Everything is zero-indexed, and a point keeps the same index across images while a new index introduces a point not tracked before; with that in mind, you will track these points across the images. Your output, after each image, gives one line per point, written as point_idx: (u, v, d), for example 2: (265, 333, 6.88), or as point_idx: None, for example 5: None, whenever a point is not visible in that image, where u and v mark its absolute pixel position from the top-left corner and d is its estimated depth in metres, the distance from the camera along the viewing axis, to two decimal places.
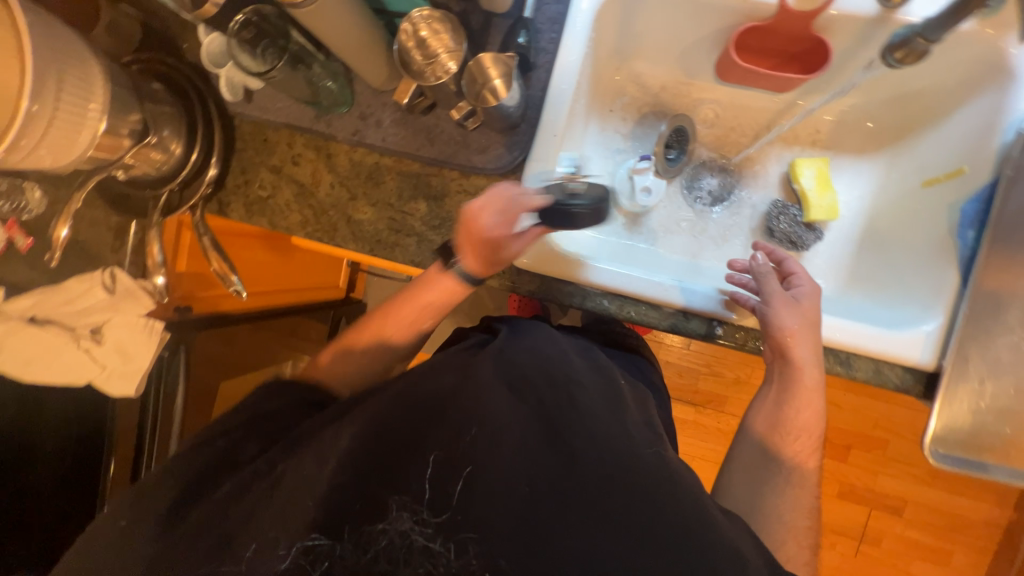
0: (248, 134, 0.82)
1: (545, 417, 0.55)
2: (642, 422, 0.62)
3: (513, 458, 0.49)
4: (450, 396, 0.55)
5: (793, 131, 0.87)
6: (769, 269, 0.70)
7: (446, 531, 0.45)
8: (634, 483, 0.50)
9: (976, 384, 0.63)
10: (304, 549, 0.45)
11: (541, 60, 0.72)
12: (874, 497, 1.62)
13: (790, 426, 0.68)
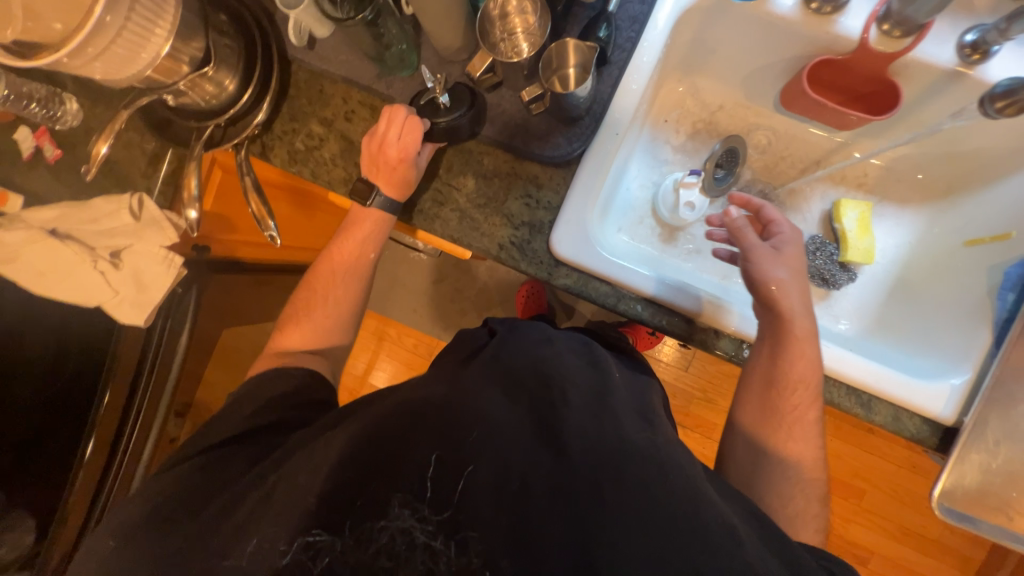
0: (303, 83, 0.81)
1: (538, 410, 0.55)
2: (633, 399, 0.62)
3: (503, 456, 0.50)
4: (453, 401, 0.56)
5: (841, 171, 0.88)
6: (746, 222, 0.71)
7: (447, 529, 0.47)
8: (628, 474, 0.49)
9: (992, 446, 0.63)
10: (304, 545, 0.47)
11: (616, 56, 0.71)
12: (843, 544, 1.64)
13: (787, 405, 0.68)
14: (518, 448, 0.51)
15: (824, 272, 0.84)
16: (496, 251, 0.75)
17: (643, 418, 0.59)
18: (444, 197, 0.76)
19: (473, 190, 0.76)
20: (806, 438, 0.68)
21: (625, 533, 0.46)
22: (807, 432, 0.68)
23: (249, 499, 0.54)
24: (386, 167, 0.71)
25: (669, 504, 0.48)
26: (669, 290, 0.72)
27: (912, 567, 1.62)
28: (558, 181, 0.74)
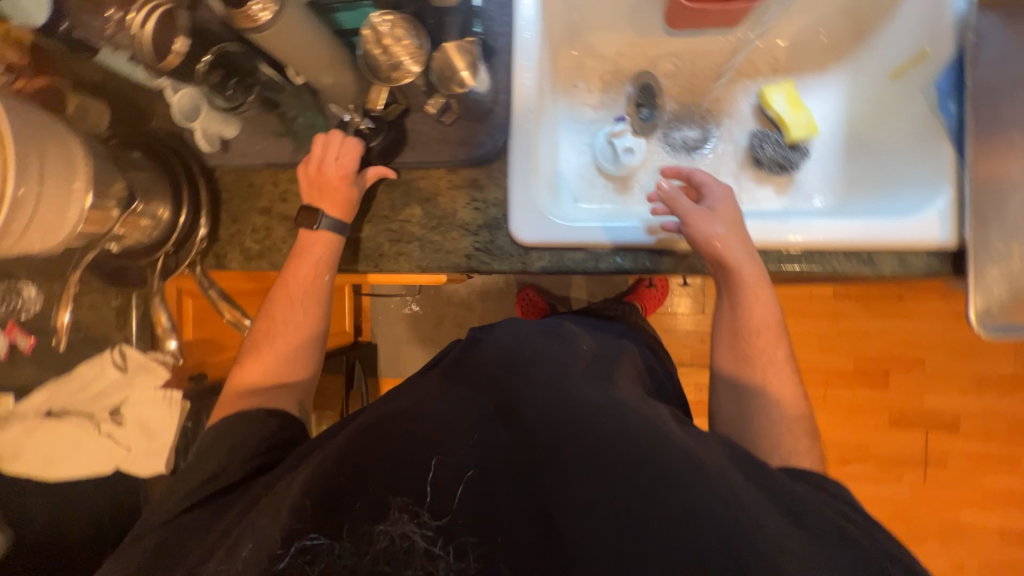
0: (233, 184, 0.82)
1: (502, 402, 0.56)
2: (588, 366, 0.64)
3: (481, 454, 0.50)
4: (424, 414, 0.55)
5: (752, 64, 0.90)
6: (678, 192, 0.71)
7: (446, 533, 0.45)
8: (607, 438, 0.49)
9: (1002, 249, 0.64)
10: (303, 549, 0.45)
11: (500, 44, 0.74)
12: (924, 418, 1.62)
13: (753, 344, 0.68)
14: (496, 444, 0.51)
15: (777, 159, 0.85)
16: (466, 261, 0.76)
17: (597, 381, 0.60)
18: (399, 232, 0.78)
19: (423, 216, 0.77)
20: (777, 365, 0.68)
21: (612, 508, 0.45)
22: (781, 368, 0.68)
23: (222, 546, 0.50)
24: (329, 187, 0.71)
25: (643, 455, 0.48)
26: (626, 237, 0.72)
27: (999, 412, 1.59)
28: (496, 176, 0.75)
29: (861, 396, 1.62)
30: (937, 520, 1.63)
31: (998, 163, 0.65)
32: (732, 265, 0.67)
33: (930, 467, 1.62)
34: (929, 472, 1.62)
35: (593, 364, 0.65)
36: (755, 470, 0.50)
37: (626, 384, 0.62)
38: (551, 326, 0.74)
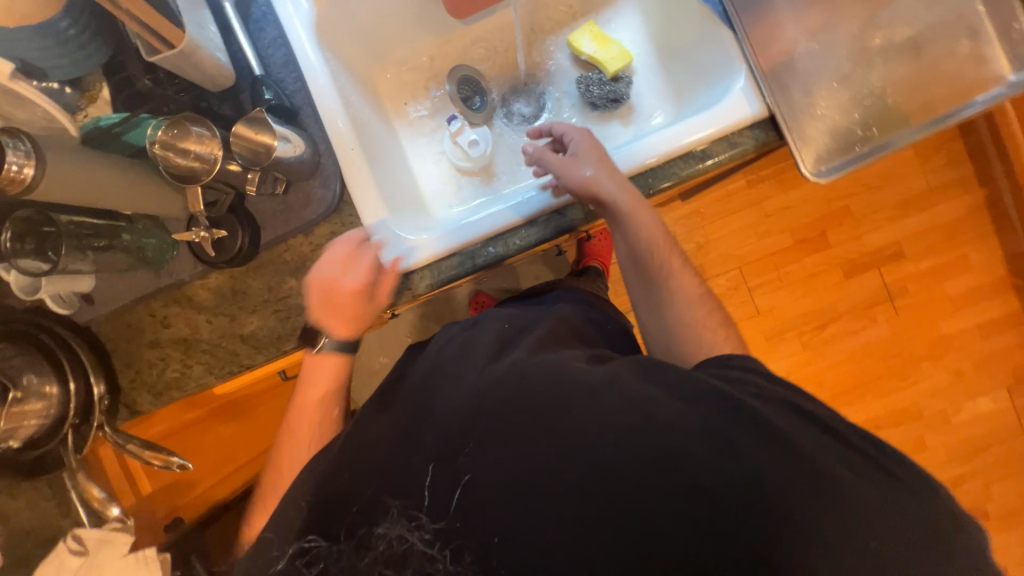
0: (113, 330, 0.81)
1: (411, 429, 0.56)
2: (494, 340, 0.62)
3: (492, 464, 0.51)
4: (422, 418, 0.56)
5: (553, 20, 0.93)
6: (543, 148, 0.74)
7: (444, 539, 0.50)
8: (516, 403, 0.53)
9: (806, 100, 0.68)
10: (303, 550, 0.53)
11: (299, 100, 0.75)
12: (873, 257, 1.68)
13: (655, 262, 0.69)
14: (428, 447, 0.53)
15: (606, 95, 0.88)
16: None
17: (496, 356, 0.59)
18: (286, 309, 0.77)
19: (300, 286, 0.77)
20: (678, 272, 0.69)
21: (547, 463, 0.50)
22: (684, 275, 0.69)
23: None
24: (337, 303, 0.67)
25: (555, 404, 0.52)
26: (533, 205, 0.74)
27: (933, 223, 1.66)
28: (350, 221, 0.76)
29: (811, 262, 1.67)
30: (924, 341, 1.68)
31: (771, 27, 0.69)
32: (608, 197, 0.67)
33: (898, 299, 1.67)
34: (900, 303, 1.68)
35: (500, 335, 0.63)
36: (658, 368, 0.55)
37: (532, 342, 0.60)
38: (457, 323, 0.68)
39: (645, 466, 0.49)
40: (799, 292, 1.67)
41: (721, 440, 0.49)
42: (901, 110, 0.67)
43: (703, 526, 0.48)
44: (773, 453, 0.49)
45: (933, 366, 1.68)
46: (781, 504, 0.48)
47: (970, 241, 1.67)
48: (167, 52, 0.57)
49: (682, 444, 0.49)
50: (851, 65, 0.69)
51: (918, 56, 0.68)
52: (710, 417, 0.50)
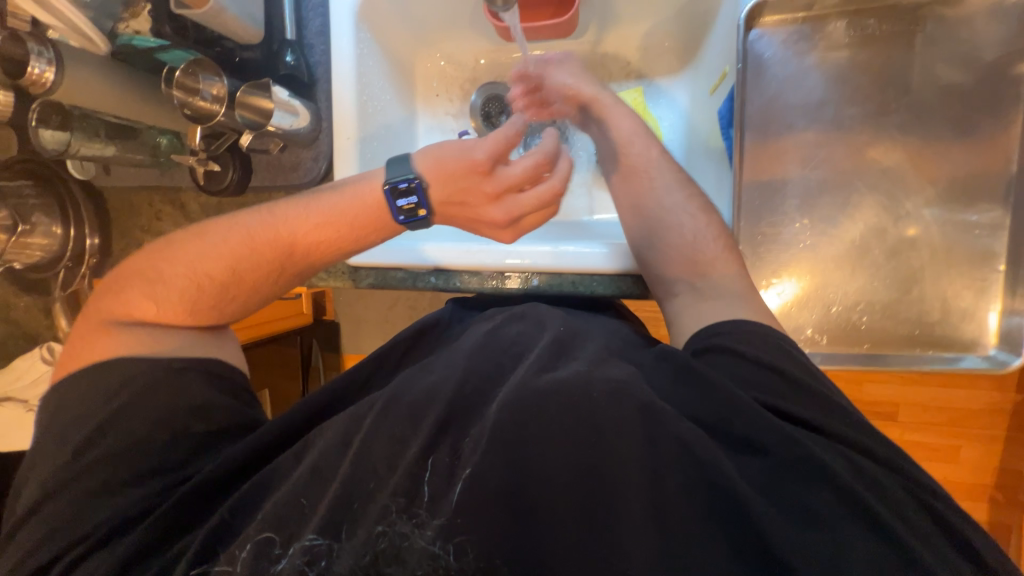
0: (117, 202, 0.92)
1: (458, 402, 0.50)
2: (548, 344, 0.56)
3: (549, 455, 0.45)
4: (456, 401, 0.51)
5: (606, 69, 0.88)
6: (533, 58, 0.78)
7: (447, 534, 0.43)
8: (567, 407, 0.47)
9: (768, 282, 0.66)
10: (304, 551, 0.44)
11: (319, 74, 0.78)
12: (863, 407, 1.36)
13: (634, 153, 0.71)
14: (476, 435, 0.47)
15: None
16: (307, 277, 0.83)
17: (541, 365, 0.52)
18: None
19: None
20: (669, 176, 0.69)
21: (575, 463, 0.44)
22: (664, 165, 0.70)
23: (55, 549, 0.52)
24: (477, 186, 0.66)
25: (603, 412, 0.46)
26: (590, 261, 0.71)
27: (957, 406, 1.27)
28: None
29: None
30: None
31: (774, 192, 0.65)
32: (591, 97, 0.75)
33: None
34: None
35: (553, 340, 0.56)
36: (711, 412, 0.47)
37: (590, 354, 0.54)
38: (514, 315, 0.63)
39: (710, 516, 0.42)
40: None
41: (784, 496, 0.42)
42: (862, 331, 0.64)
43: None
44: (863, 533, 0.40)
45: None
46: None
47: (979, 434, 1.31)
48: (191, 11, 0.61)
49: (758, 513, 0.41)
50: (835, 266, 0.64)
51: (908, 290, 0.63)
52: (797, 492, 0.42)
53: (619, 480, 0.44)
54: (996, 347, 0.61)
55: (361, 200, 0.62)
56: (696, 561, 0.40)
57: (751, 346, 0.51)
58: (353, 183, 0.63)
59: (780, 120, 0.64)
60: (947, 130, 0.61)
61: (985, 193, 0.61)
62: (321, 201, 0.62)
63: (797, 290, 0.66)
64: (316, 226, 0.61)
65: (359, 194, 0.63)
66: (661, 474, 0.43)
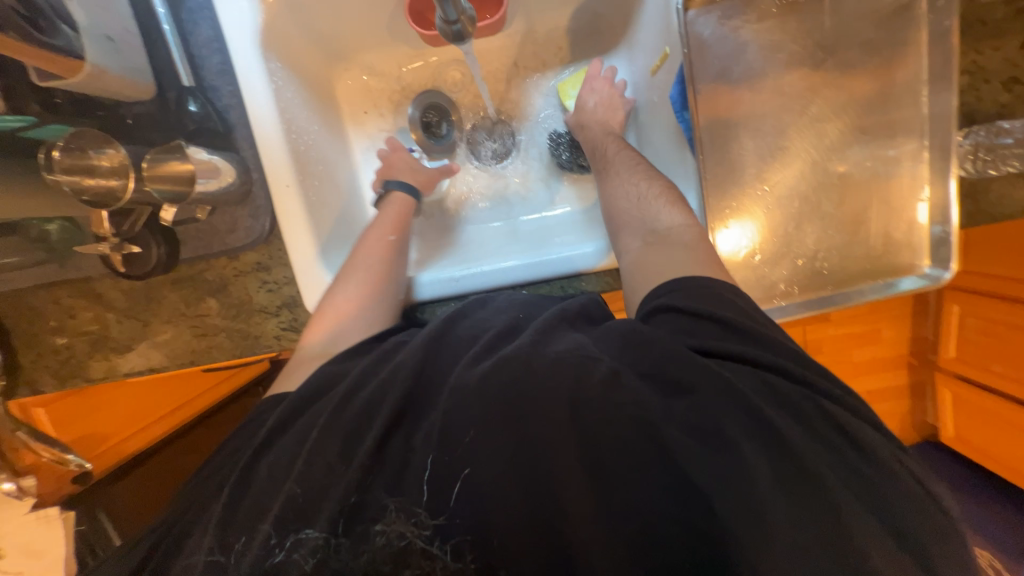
0: (13, 310, 0.77)
1: (410, 397, 0.49)
2: (500, 329, 0.55)
3: (483, 439, 0.43)
4: (419, 385, 0.50)
5: (539, 57, 0.86)
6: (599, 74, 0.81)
7: (444, 533, 0.42)
8: (509, 385, 0.46)
9: (742, 244, 0.70)
10: (296, 543, 0.42)
11: (233, 117, 0.68)
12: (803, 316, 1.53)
13: (597, 153, 0.75)
14: (430, 426, 0.46)
15: (571, 161, 0.86)
16: (276, 342, 0.76)
17: (490, 348, 0.52)
18: (202, 327, 0.76)
19: (220, 307, 0.75)
20: (626, 162, 0.70)
21: (511, 443, 0.43)
22: (623, 158, 0.71)
23: None
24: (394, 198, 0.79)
25: (553, 383, 0.45)
26: (575, 265, 0.71)
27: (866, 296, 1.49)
28: (278, 255, 0.74)
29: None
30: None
31: (733, 163, 0.68)
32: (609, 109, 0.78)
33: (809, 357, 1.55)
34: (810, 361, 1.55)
35: (507, 324, 0.57)
36: (645, 350, 0.48)
37: (537, 329, 0.52)
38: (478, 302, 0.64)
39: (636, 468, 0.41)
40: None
41: (719, 441, 0.41)
42: (825, 275, 0.70)
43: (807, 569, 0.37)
44: (773, 466, 0.40)
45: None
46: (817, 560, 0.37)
47: (889, 315, 1.54)
48: (63, 82, 0.49)
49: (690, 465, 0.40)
50: (794, 223, 0.70)
51: (856, 231, 0.70)
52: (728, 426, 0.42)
53: (549, 460, 0.42)
54: (928, 265, 0.69)
55: (382, 246, 0.71)
56: (625, 525, 0.40)
57: (719, 307, 0.50)
58: (375, 235, 0.72)
59: (726, 95, 0.67)
60: (868, 80, 0.67)
61: (905, 131, 0.68)
62: (361, 261, 0.69)
63: (755, 233, 0.70)
64: (366, 283, 0.67)
65: (375, 240, 0.71)
66: (594, 438, 0.43)
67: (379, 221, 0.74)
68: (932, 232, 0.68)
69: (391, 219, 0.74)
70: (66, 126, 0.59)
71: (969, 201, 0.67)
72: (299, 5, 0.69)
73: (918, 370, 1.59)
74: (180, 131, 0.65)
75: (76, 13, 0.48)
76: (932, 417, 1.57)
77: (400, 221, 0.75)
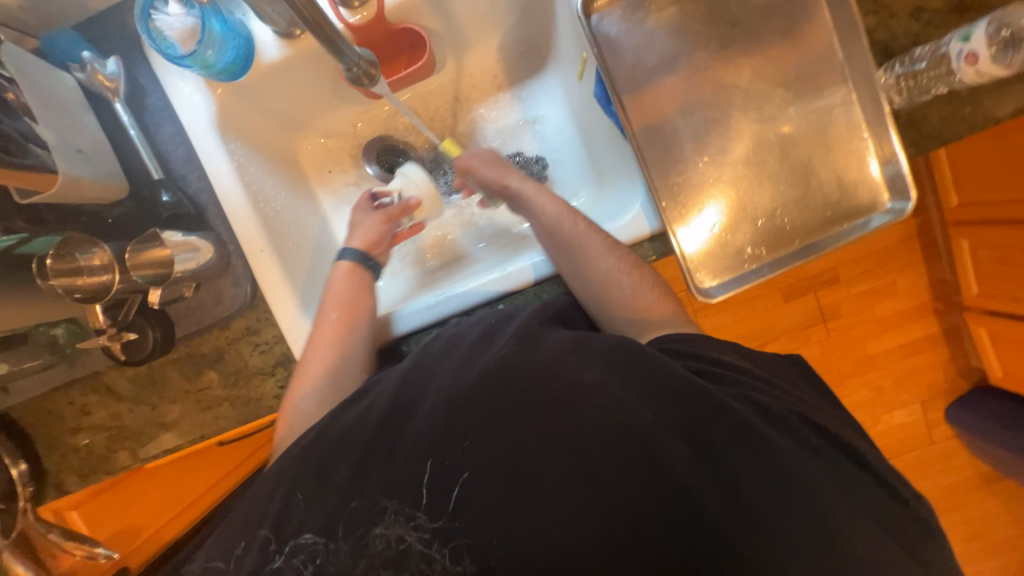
0: (32, 418, 0.81)
1: (398, 415, 0.54)
2: (477, 337, 0.60)
3: (483, 446, 0.50)
4: (408, 401, 0.55)
5: (478, 88, 0.92)
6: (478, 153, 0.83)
7: (441, 535, 0.48)
8: (499, 401, 0.51)
9: (698, 218, 0.71)
10: (297, 547, 0.50)
11: (204, 198, 0.74)
12: (810, 282, 1.43)
13: (561, 230, 0.71)
14: (419, 437, 0.52)
15: (522, 175, 0.91)
16: (277, 401, 0.78)
17: (471, 358, 0.57)
18: (206, 399, 0.79)
19: (219, 377, 0.78)
20: (596, 239, 0.70)
21: (511, 459, 0.49)
22: (589, 234, 0.70)
23: None
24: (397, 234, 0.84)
25: (543, 396, 0.51)
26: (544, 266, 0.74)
27: (869, 250, 1.42)
28: (265, 317, 0.77)
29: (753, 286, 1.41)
30: (850, 358, 1.47)
31: (670, 145, 0.71)
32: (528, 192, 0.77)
33: (829, 321, 1.44)
34: (832, 326, 1.44)
35: (480, 332, 0.61)
36: (635, 359, 0.53)
37: (511, 340, 0.56)
38: (452, 325, 0.67)
39: (615, 450, 0.49)
40: (737, 316, 1.42)
41: (689, 425, 0.50)
42: (788, 230, 0.71)
43: (751, 507, 0.47)
44: (731, 436, 0.49)
45: (859, 381, 1.48)
46: (757, 499, 0.47)
47: (902, 264, 1.43)
48: (41, 196, 0.55)
49: (663, 446, 0.48)
50: (745, 187, 0.71)
51: (808, 181, 0.71)
52: (696, 411, 0.50)
53: (536, 456, 0.49)
54: (890, 200, 0.69)
55: (326, 326, 0.71)
56: (595, 499, 0.48)
57: (697, 345, 0.60)
58: (318, 315, 0.72)
59: (648, 85, 0.71)
60: (781, 40, 0.70)
61: (831, 80, 0.70)
62: (312, 348, 0.70)
63: (723, 213, 0.71)
64: (319, 368, 0.68)
65: (320, 322, 0.71)
66: (583, 440, 0.49)
67: (327, 297, 0.75)
68: (887, 172, 0.68)
69: (338, 294, 0.74)
70: (56, 235, 0.65)
71: (911, 130, 0.67)
72: (248, 89, 0.75)
73: (947, 313, 1.47)
74: (156, 220, 0.70)
75: (46, 134, 0.55)
76: (974, 358, 1.45)
77: (346, 295, 0.74)
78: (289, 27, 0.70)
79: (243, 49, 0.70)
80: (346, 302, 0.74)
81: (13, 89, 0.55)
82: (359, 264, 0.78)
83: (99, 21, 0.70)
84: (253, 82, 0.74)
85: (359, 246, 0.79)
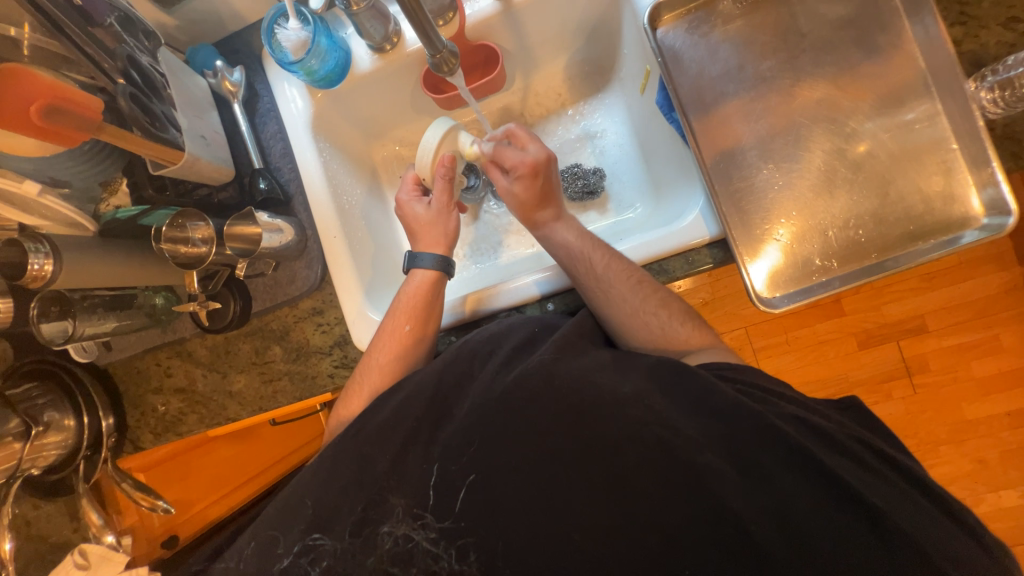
0: (125, 374, 0.90)
1: (436, 418, 0.55)
2: (522, 347, 0.59)
3: (517, 462, 0.49)
4: (453, 401, 0.56)
5: (544, 104, 0.98)
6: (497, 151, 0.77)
7: (449, 537, 0.49)
8: (539, 416, 0.50)
9: (761, 227, 0.69)
10: (305, 548, 0.51)
11: (292, 188, 0.83)
12: (891, 329, 1.27)
13: (586, 264, 0.70)
14: (447, 438, 0.52)
15: (580, 185, 0.94)
16: (331, 380, 0.83)
17: (511, 363, 0.57)
18: (269, 372, 0.84)
19: (283, 353, 0.84)
20: (620, 265, 0.70)
21: (545, 466, 0.49)
22: (613, 267, 0.69)
23: None
24: (426, 227, 0.80)
25: (576, 399, 0.51)
26: None
27: (958, 298, 1.24)
28: (330, 299, 0.84)
29: (821, 328, 1.29)
30: (942, 423, 1.27)
31: (734, 155, 0.71)
32: (541, 224, 0.77)
33: (917, 377, 1.27)
34: (921, 382, 1.27)
35: (524, 337, 0.61)
36: (684, 389, 0.52)
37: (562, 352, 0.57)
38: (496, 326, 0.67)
39: (663, 476, 0.46)
40: (804, 359, 1.30)
41: (726, 444, 0.48)
42: (863, 243, 0.66)
43: (785, 524, 0.44)
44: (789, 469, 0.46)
45: (954, 451, 1.26)
46: (799, 518, 0.44)
47: (1006, 317, 1.23)
48: (169, 168, 0.67)
49: (706, 467, 0.46)
50: (814, 195, 0.68)
51: (886, 192, 0.67)
52: (736, 431, 0.48)
53: (563, 473, 0.48)
54: (985, 216, 0.63)
55: (397, 337, 0.72)
56: (619, 529, 0.46)
57: (745, 374, 0.56)
58: (391, 324, 0.73)
59: (711, 93, 0.72)
60: (854, 53, 0.69)
61: (915, 94, 0.67)
62: (371, 351, 0.73)
63: (783, 231, 0.68)
64: (376, 370, 0.71)
65: (391, 330, 0.73)
66: (615, 448, 0.48)
67: (393, 308, 0.75)
68: (983, 195, 0.63)
69: (407, 306, 0.75)
70: (173, 208, 0.73)
71: (1009, 142, 0.63)
72: (341, 96, 0.85)
73: None
74: (251, 201, 0.80)
75: (181, 120, 0.67)
76: None
77: (419, 306, 0.75)
78: (382, 42, 0.80)
79: (342, 61, 0.80)
80: (422, 325, 0.74)
81: (164, 83, 0.67)
82: (439, 270, 0.78)
83: (230, 37, 0.84)
84: (345, 90, 0.85)
85: (440, 251, 0.79)
